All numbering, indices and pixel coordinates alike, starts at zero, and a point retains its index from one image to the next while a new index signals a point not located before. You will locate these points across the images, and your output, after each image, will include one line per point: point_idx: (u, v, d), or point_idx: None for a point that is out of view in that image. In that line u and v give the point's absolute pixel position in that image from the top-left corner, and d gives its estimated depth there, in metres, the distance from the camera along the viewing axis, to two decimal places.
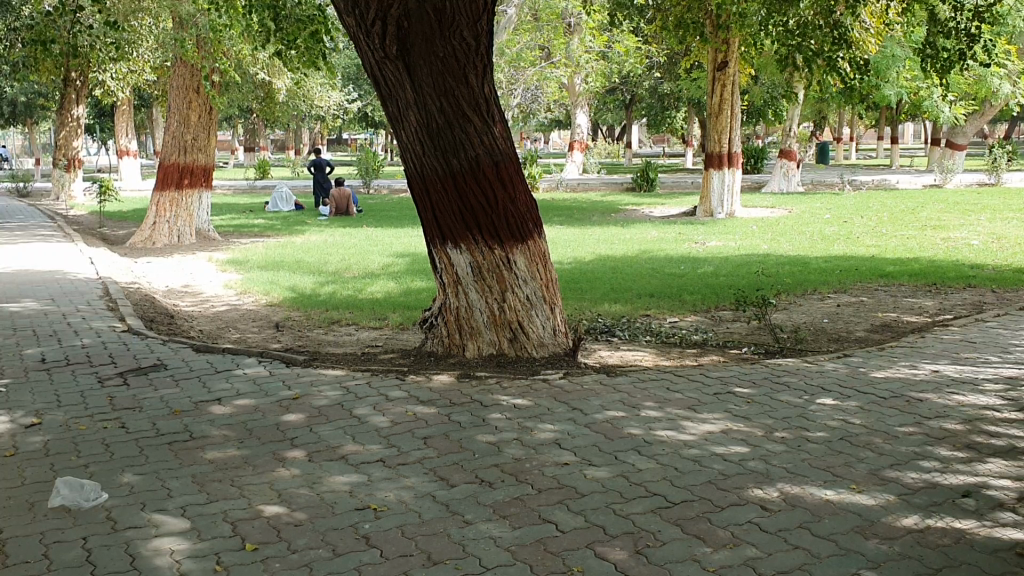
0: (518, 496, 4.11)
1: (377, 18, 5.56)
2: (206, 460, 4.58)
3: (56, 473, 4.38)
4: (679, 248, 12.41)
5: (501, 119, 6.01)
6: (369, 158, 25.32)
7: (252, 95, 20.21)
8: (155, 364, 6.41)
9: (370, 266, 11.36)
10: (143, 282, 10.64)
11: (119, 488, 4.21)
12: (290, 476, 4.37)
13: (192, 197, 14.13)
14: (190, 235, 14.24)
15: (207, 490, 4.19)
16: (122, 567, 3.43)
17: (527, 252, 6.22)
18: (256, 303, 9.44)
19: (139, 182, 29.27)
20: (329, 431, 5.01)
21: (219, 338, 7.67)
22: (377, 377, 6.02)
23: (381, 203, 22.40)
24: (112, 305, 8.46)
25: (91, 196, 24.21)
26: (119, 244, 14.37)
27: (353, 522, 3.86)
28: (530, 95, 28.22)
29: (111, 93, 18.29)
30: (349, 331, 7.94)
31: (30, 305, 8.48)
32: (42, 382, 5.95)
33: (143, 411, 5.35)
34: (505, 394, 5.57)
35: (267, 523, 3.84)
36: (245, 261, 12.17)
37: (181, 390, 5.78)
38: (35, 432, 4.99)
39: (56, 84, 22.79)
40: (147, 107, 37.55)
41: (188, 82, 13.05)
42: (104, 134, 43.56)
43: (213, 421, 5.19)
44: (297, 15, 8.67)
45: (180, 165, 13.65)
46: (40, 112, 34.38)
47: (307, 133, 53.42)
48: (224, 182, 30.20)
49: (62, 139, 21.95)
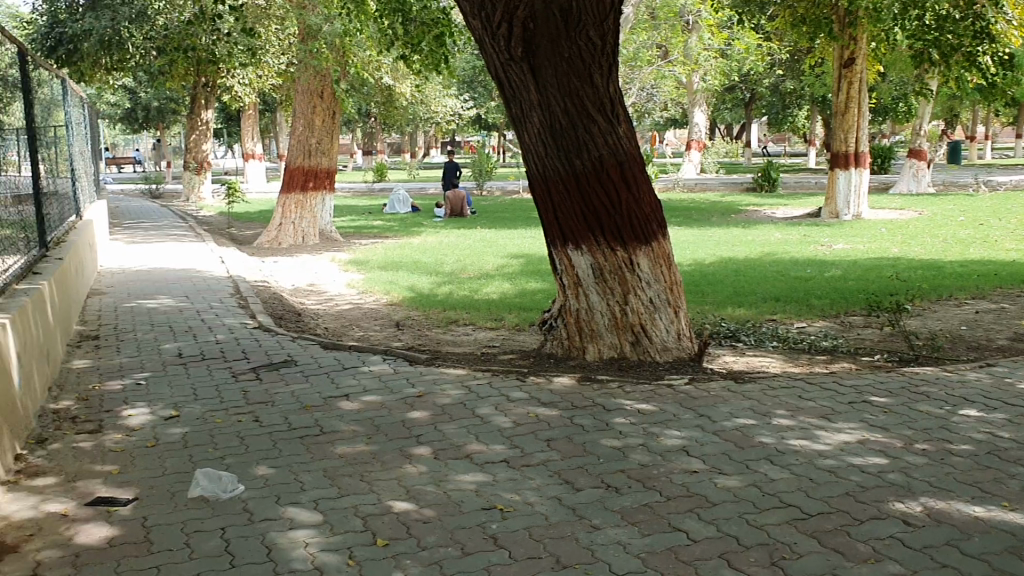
0: (646, 503, 4.04)
1: (502, 20, 5.58)
2: (336, 455, 4.67)
3: (195, 464, 4.54)
4: (803, 250, 12.09)
5: (626, 119, 5.95)
6: (484, 159, 25.49)
7: (374, 99, 20.64)
8: (285, 360, 6.59)
9: (488, 267, 11.46)
10: (271, 281, 10.93)
11: (255, 480, 4.33)
12: (418, 473, 4.41)
13: (317, 199, 14.50)
14: (314, 235, 14.62)
15: (338, 484, 4.27)
16: (260, 558, 3.50)
17: (652, 254, 6.11)
18: (378, 302, 9.60)
19: (264, 185, 30.22)
20: (454, 430, 5.04)
21: (343, 336, 7.83)
22: (498, 377, 6.04)
23: (496, 203, 22.60)
24: (243, 303, 8.75)
25: (220, 198, 25.17)
26: (246, 245, 14.85)
27: (480, 522, 3.86)
28: (647, 94, 27.95)
29: (240, 99, 18.95)
30: (468, 331, 8.01)
31: (167, 302, 8.84)
32: (181, 376, 6.20)
33: (275, 406, 5.50)
34: (629, 398, 5.50)
35: (398, 519, 3.88)
36: (366, 261, 12.41)
37: (311, 386, 5.92)
38: (174, 424, 5.19)
39: (185, 89, 23.77)
40: (272, 112, 38.87)
41: (313, 86, 13.39)
42: (232, 138, 45.25)
43: (341, 417, 5.29)
44: (423, 18, 8.79)
45: (304, 168, 13.99)
46: (174, 119, 35.87)
47: (422, 133, 54.23)
48: (346, 185, 30.84)
49: (193, 142, 22.87)
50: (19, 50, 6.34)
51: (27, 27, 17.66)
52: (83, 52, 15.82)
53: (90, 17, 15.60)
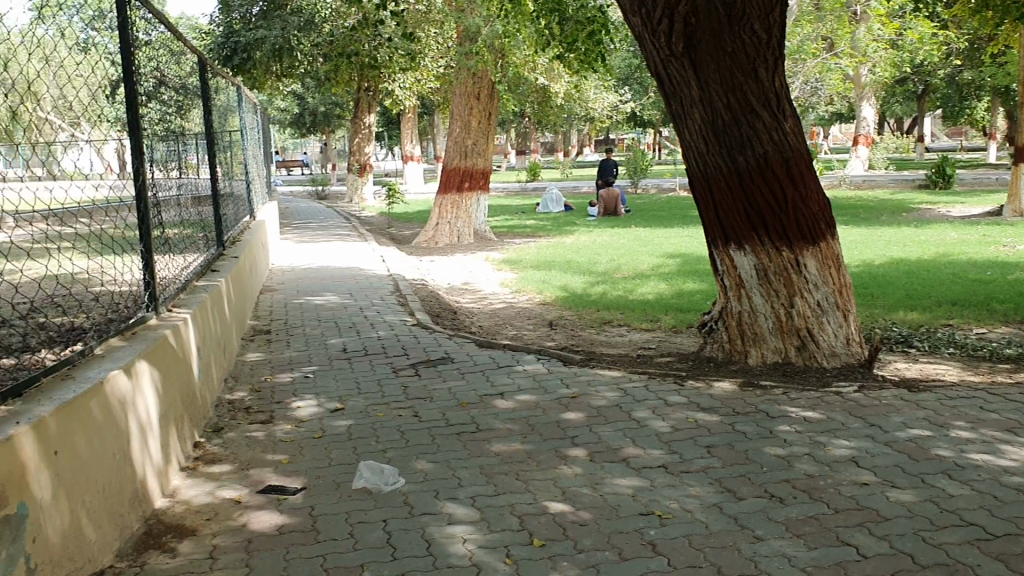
0: (812, 515, 3.87)
1: (663, 16, 5.49)
2: (493, 453, 4.71)
3: (358, 456, 4.68)
4: (983, 251, 11.33)
5: (793, 113, 5.73)
6: (639, 158, 25.23)
7: (530, 99, 20.79)
8: (443, 357, 6.71)
9: (642, 267, 11.33)
10: (429, 280, 11.19)
11: (415, 474, 4.42)
12: (574, 475, 4.39)
13: (473, 199, 14.74)
14: (469, 235, 14.87)
15: (496, 482, 4.30)
16: (420, 551, 3.55)
17: (820, 254, 5.87)
18: (532, 301, 9.66)
19: (422, 186, 31.01)
20: (610, 432, 4.99)
21: (498, 335, 7.91)
22: (655, 380, 5.94)
23: (651, 202, 22.32)
24: (402, 301, 8.98)
25: (380, 199, 26.00)
26: (405, 244, 15.27)
27: (638, 527, 3.80)
28: (810, 89, 26.93)
29: (400, 102, 19.49)
30: (623, 332, 7.93)
31: (331, 299, 9.19)
32: (345, 370, 6.42)
33: (434, 402, 5.61)
34: (793, 405, 5.29)
35: (554, 520, 3.87)
36: (520, 260, 12.52)
37: (468, 383, 6.00)
38: (339, 417, 5.37)
39: (349, 94, 24.65)
40: (430, 114, 39.81)
41: (471, 87, 13.62)
42: (392, 140, 46.69)
43: (498, 415, 5.34)
44: (579, 17, 8.76)
45: (461, 169, 14.29)
46: (338, 123, 37.30)
47: (576, 132, 54.30)
48: (501, 185, 31.24)
49: (355, 145, 23.70)
50: (199, 59, 6.73)
51: (206, 37, 18.73)
52: (255, 60, 16.68)
53: (263, 27, 16.39)
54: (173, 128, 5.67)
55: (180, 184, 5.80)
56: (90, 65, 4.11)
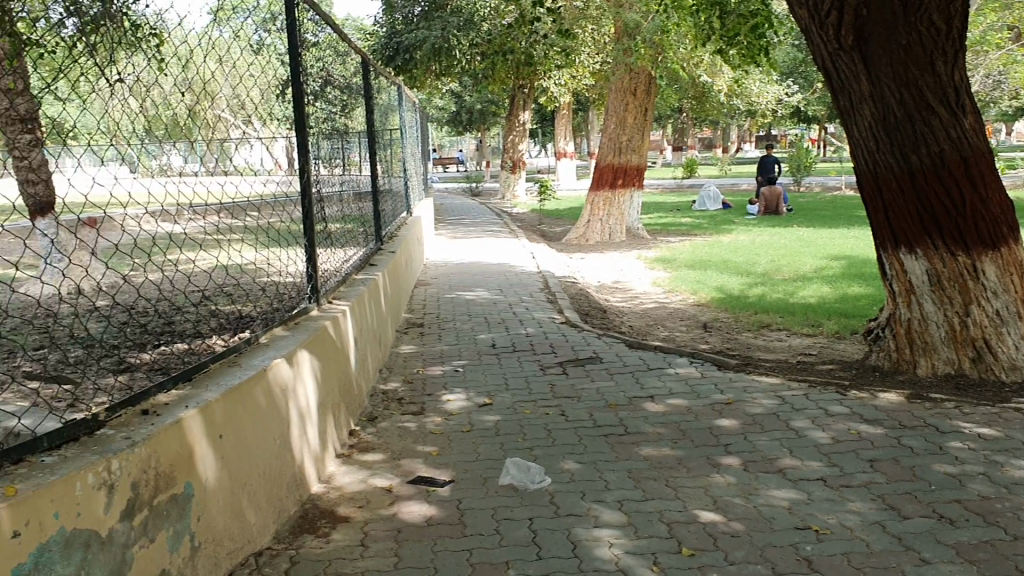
0: (987, 541, 3.58)
1: (832, 7, 5.20)
2: (642, 456, 4.61)
3: (506, 453, 4.68)
4: None
5: (973, 108, 5.36)
6: (801, 155, 24.32)
7: (687, 95, 20.39)
8: (592, 357, 6.65)
9: (803, 269, 10.90)
10: (580, 277, 11.14)
11: (562, 474, 4.37)
12: (726, 483, 4.24)
13: (626, 196, 14.59)
14: (621, 233, 14.73)
15: (644, 487, 4.21)
16: (566, 553, 3.50)
17: (1000, 260, 5.47)
18: (685, 302, 9.46)
19: (576, 183, 30.99)
20: (764, 441, 4.80)
21: (649, 335, 7.78)
22: (815, 388, 5.68)
23: (814, 202, 21.47)
24: (553, 299, 8.98)
25: (534, 196, 26.16)
26: (557, 241, 15.29)
27: (794, 542, 3.62)
28: (993, 81, 25.19)
29: (556, 99, 19.51)
30: (780, 337, 7.65)
31: (482, 294, 9.29)
32: (494, 366, 6.47)
33: (582, 402, 5.56)
34: (967, 421, 4.93)
35: (704, 530, 3.74)
36: (673, 260, 12.29)
37: (617, 384, 5.92)
38: (488, 412, 5.40)
39: (505, 92, 24.89)
40: (586, 111, 39.71)
41: (628, 83, 13.47)
42: (547, 137, 46.90)
43: (647, 418, 5.23)
44: (741, 10, 8.51)
45: (615, 166, 14.16)
46: (494, 120, 37.76)
47: (735, 129, 52.94)
48: (655, 183, 30.83)
49: (511, 142, 23.92)
50: (363, 59, 6.93)
51: (370, 39, 19.31)
52: (415, 60, 17.07)
53: (423, 28, 16.73)
54: (338, 126, 5.85)
55: (343, 180, 5.99)
56: (262, 66, 4.30)
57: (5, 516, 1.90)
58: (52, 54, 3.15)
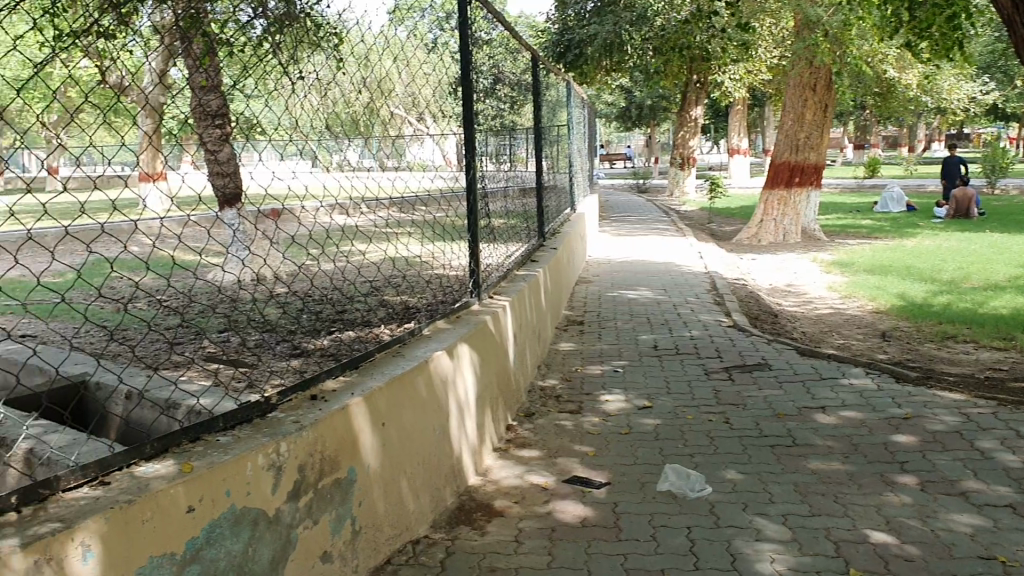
0: None
1: None
2: (809, 470, 4.40)
3: (665, 458, 4.57)
4: None
5: None
6: (997, 154, 22.67)
7: (871, 91, 19.40)
8: (759, 362, 6.42)
9: (996, 278, 10.14)
10: (749, 279, 10.81)
11: (723, 483, 4.23)
12: (901, 504, 3.98)
13: (802, 196, 14.04)
14: (795, 234, 14.21)
15: (810, 502, 4.00)
16: (725, 565, 3.34)
17: None
18: (862, 309, 9.00)
19: (748, 181, 30.14)
20: (946, 461, 4.48)
21: (821, 342, 7.44)
22: (1006, 407, 5.25)
23: (1010, 205, 19.99)
24: (720, 300, 8.74)
25: (703, 194, 25.64)
26: (727, 241, 14.94)
27: (976, 572, 3.35)
28: None
29: (731, 95, 19.00)
30: (968, 349, 7.13)
31: (646, 294, 9.17)
32: (656, 368, 6.35)
33: (747, 409, 5.37)
34: None
35: (875, 551, 3.51)
36: (851, 263, 11.73)
37: (785, 393, 5.68)
38: (648, 415, 5.30)
39: (677, 88, 24.49)
40: (760, 106, 38.53)
41: (807, 79, 12.94)
42: (718, 132, 45.86)
43: (817, 430, 4.99)
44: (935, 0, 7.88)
45: (791, 164, 13.68)
46: (664, 117, 37.25)
47: (922, 126, 50.03)
48: (833, 182, 29.55)
49: (681, 138, 23.53)
50: (533, 57, 6.96)
51: (542, 35, 19.43)
52: (587, 56, 17.03)
53: (595, 24, 16.64)
54: (506, 123, 5.90)
55: (508, 177, 6.04)
56: (436, 65, 4.40)
57: (181, 491, 1.99)
58: (241, 52, 3.29)
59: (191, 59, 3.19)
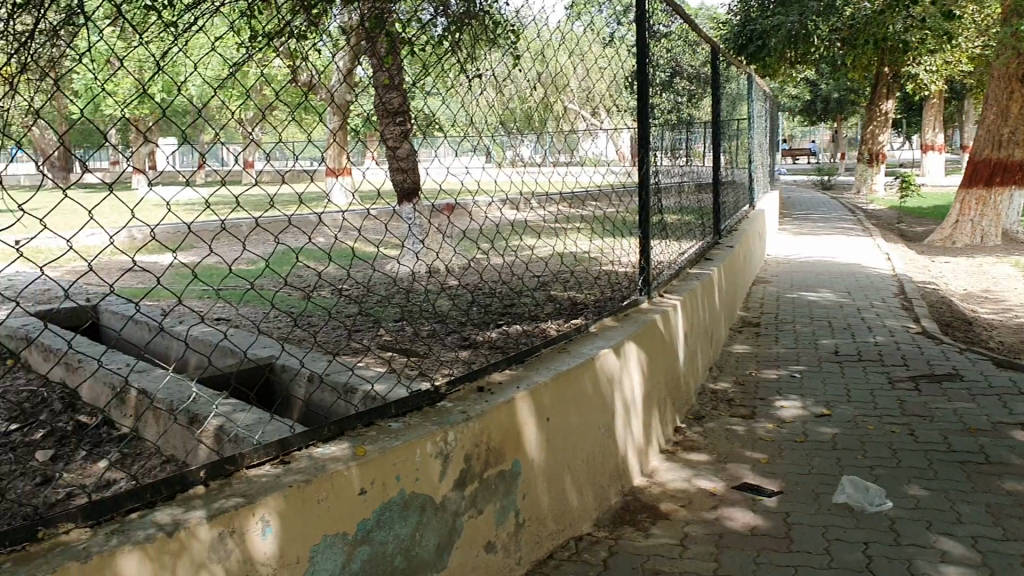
0: None
1: None
2: (1004, 490, 4.07)
3: (842, 469, 4.35)
4: None
5: None
6: None
7: None
8: (950, 373, 6.01)
9: None
10: (941, 283, 10.15)
11: (905, 499, 3.97)
12: None
13: (1004, 196, 13.05)
14: (995, 236, 13.23)
15: (1004, 525, 3.70)
16: None
17: None
18: None
19: (943, 179, 28.31)
20: None
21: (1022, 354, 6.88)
22: None
23: None
24: (908, 305, 8.25)
25: (893, 192, 24.29)
26: (918, 242, 14.09)
27: None
28: None
29: (926, 86, 17.88)
30: None
31: (827, 296, 8.78)
32: (836, 374, 6.06)
33: (935, 423, 5.03)
34: None
35: None
36: None
37: (979, 406, 5.28)
38: (825, 423, 5.07)
39: (867, 80, 23.29)
40: (959, 98, 36.09)
41: (1012, 70, 11.98)
42: (911, 127, 43.32)
43: (1014, 448, 4.61)
44: None
45: (991, 162, 12.73)
46: (852, 110, 35.54)
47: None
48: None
49: (870, 133, 22.37)
50: (713, 49, 6.78)
51: (723, 26, 18.93)
52: (770, 48, 16.47)
53: (779, 14, 16.06)
54: (682, 117, 5.77)
55: (683, 172, 5.91)
56: (612, 59, 4.34)
57: (354, 473, 2.05)
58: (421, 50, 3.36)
59: (375, 58, 3.29)
